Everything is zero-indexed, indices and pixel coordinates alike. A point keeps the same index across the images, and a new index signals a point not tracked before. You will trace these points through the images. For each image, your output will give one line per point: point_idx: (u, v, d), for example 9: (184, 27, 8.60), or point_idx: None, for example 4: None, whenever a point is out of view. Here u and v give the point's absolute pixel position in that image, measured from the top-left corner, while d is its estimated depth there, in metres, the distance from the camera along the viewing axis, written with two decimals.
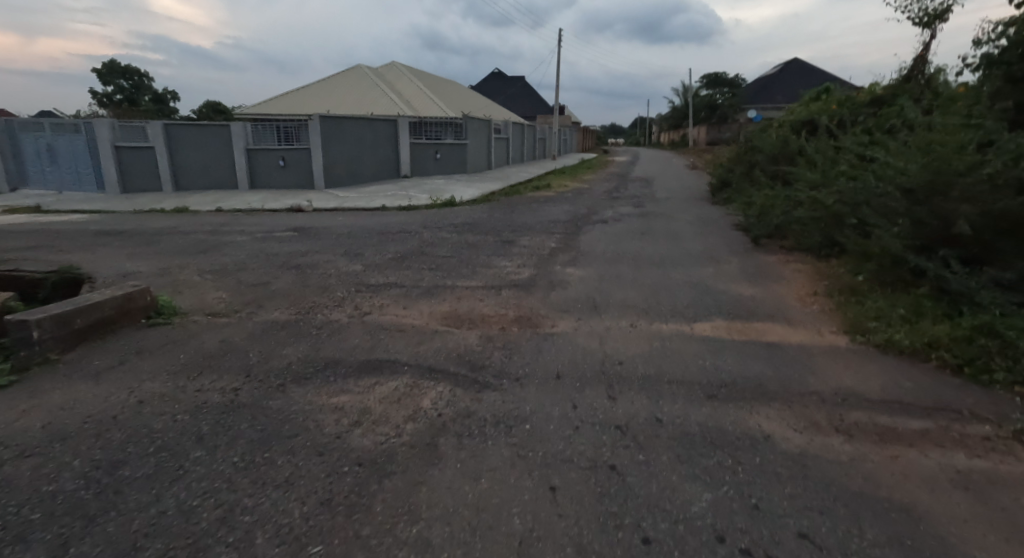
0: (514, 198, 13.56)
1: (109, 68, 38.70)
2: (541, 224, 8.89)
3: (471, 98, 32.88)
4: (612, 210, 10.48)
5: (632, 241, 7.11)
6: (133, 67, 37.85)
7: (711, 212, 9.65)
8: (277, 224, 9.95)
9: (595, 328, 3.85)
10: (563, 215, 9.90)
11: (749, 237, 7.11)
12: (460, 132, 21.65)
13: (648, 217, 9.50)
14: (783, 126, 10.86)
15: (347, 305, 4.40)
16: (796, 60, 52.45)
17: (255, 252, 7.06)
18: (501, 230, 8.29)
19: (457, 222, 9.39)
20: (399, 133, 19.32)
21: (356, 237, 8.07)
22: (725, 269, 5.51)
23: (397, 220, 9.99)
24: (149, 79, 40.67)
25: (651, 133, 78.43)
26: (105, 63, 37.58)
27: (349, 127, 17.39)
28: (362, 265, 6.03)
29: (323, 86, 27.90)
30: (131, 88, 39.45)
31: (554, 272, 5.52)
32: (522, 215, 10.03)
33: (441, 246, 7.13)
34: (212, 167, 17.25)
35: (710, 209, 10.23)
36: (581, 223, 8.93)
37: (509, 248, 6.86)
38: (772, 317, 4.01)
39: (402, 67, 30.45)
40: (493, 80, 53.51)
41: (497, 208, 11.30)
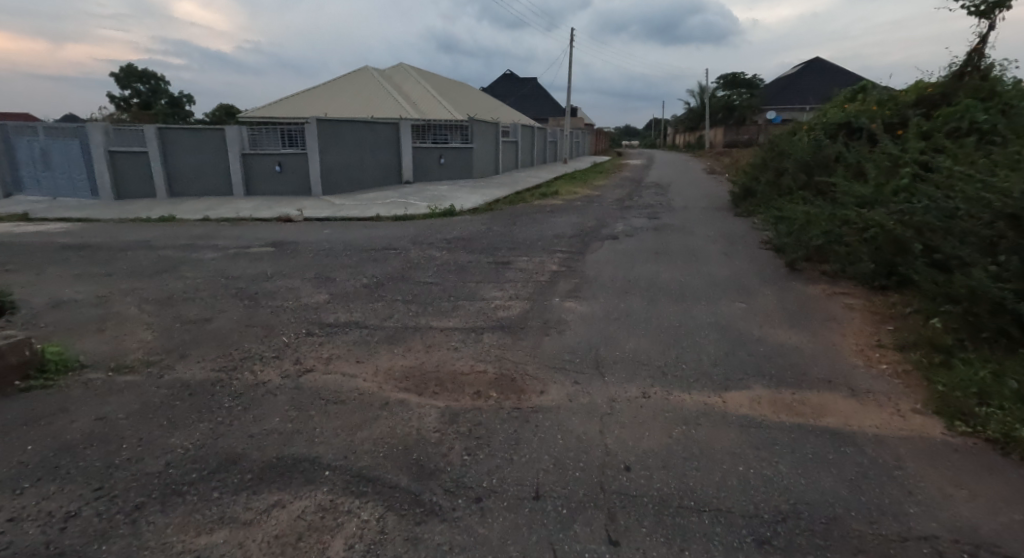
0: (518, 207, 12.68)
1: (126, 73, 38.67)
2: (542, 240, 7.98)
3: (480, 100, 32.08)
4: (622, 223, 9.54)
5: (645, 265, 6.17)
6: (148, 71, 37.75)
7: (733, 227, 8.66)
8: (259, 237, 9.19)
9: (595, 401, 2.93)
10: (568, 229, 8.97)
11: (781, 259, 6.13)
12: (466, 136, 20.85)
13: (663, 232, 8.54)
14: (814, 130, 9.83)
15: (287, 358, 3.53)
16: (816, 60, 51.02)
17: (219, 273, 6.28)
18: (497, 248, 7.40)
19: (451, 236, 8.53)
20: (402, 137, 18.56)
21: (337, 255, 7.26)
22: (759, 305, 4.56)
23: (387, 233, 9.15)
24: (165, 83, 40.63)
25: (666, 136, 77.22)
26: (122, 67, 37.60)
27: (349, 130, 16.65)
28: (329, 295, 5.19)
29: (329, 88, 27.28)
30: (147, 92, 39.39)
31: (549, 308, 4.62)
32: (524, 228, 9.12)
33: (426, 268, 6.28)
34: (207, 173, 16.62)
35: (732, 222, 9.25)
36: (587, 240, 8.00)
37: (502, 272, 5.97)
38: (829, 383, 3.06)
39: (410, 69, 29.80)
40: (505, 82, 52.70)
41: (499, 220, 10.43)
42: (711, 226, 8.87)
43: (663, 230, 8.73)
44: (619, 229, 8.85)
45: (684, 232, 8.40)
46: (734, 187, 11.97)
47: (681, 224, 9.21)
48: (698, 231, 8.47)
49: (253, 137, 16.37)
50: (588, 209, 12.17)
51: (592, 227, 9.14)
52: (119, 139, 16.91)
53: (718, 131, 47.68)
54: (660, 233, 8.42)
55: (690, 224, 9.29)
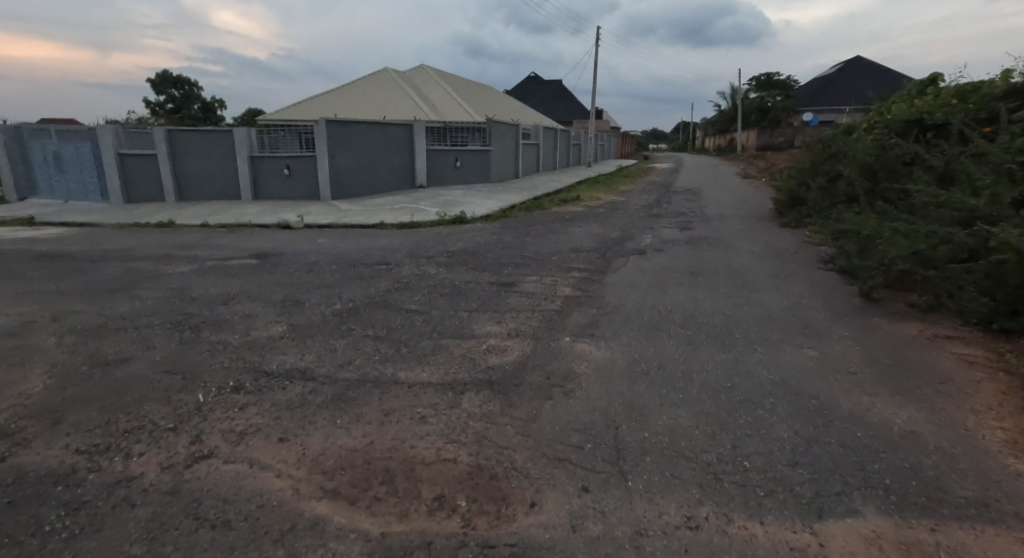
0: (535, 215, 11.69)
1: (160, 79, 38.99)
2: (557, 255, 6.94)
3: (502, 103, 31.22)
4: (651, 235, 8.41)
5: (681, 290, 5.07)
6: (179, 76, 37.91)
7: (781, 242, 7.46)
8: (249, 246, 8.39)
9: (616, 540, 1.88)
10: (589, 242, 7.88)
11: (852, 286, 4.96)
12: (485, 139, 19.95)
13: (697, 246, 7.41)
14: (875, 130, 8.56)
15: (189, 428, 2.58)
16: (858, 60, 49.02)
17: (180, 291, 5.43)
18: (503, 266, 6.39)
19: (456, 249, 7.56)
20: (417, 139, 17.74)
21: (321, 271, 6.36)
22: (839, 357, 3.42)
23: (385, 243, 8.24)
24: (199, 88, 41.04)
25: (694, 140, 75.33)
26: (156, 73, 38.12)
27: (361, 132, 15.89)
28: (290, 325, 4.25)
29: (348, 90, 26.72)
30: (180, 97, 39.71)
31: (556, 354, 3.58)
32: (538, 241, 8.10)
33: (415, 291, 5.30)
34: (215, 176, 16.05)
35: (778, 235, 8.03)
36: (609, 255, 6.93)
37: (504, 298, 4.96)
38: (987, 512, 1.95)
39: (431, 71, 29.18)
40: (529, 84, 51.73)
41: (512, 229, 9.42)
42: (753, 240, 7.69)
43: (699, 244, 7.58)
44: (649, 242, 7.74)
45: (724, 247, 7.23)
46: (778, 194, 10.72)
47: (718, 237, 8.05)
48: (741, 246, 7.29)
49: (262, 139, 15.76)
50: (612, 217, 11.06)
51: (616, 240, 8.05)
52: (129, 142, 16.51)
53: (750, 133, 45.91)
54: (694, 248, 7.27)
55: (728, 236, 8.12)
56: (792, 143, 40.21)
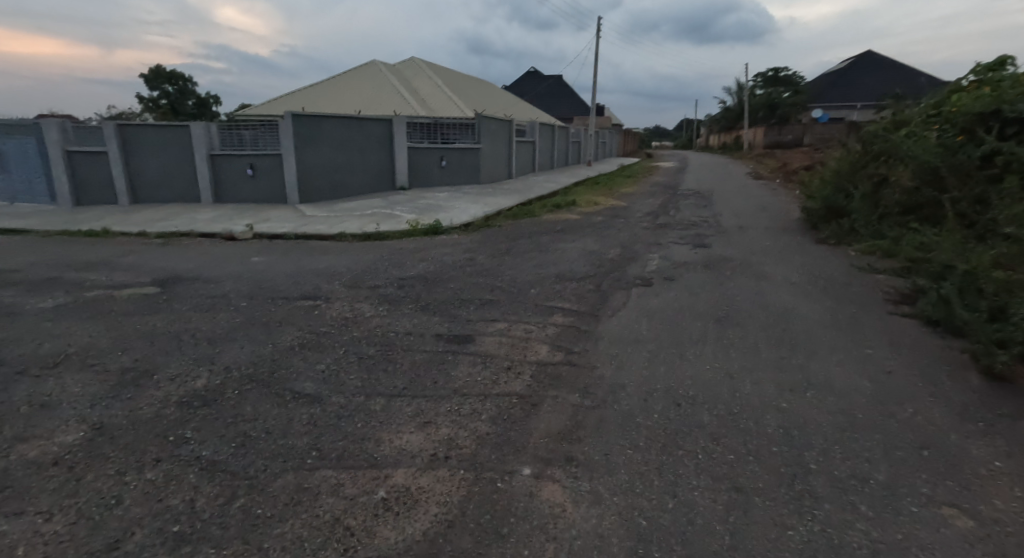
0: (522, 224, 10.18)
1: (153, 74, 37.29)
2: (538, 287, 5.43)
3: (497, 98, 29.64)
4: (656, 255, 6.88)
5: (705, 358, 3.55)
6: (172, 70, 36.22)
7: (821, 269, 5.93)
8: (168, 266, 6.87)
9: None
10: (580, 266, 6.34)
11: (958, 356, 3.42)
12: (473, 136, 18.40)
13: (717, 273, 5.86)
14: (940, 128, 7.01)
15: None
16: (870, 56, 47.84)
17: (4, 347, 3.88)
18: (463, 305, 4.88)
19: (413, 276, 6.05)
20: (397, 136, 16.17)
21: (226, 310, 4.84)
22: (1016, 537, 1.88)
23: (333, 265, 6.73)
24: (193, 84, 39.47)
25: (697, 138, 73.75)
26: (153, 68, 36.60)
27: (333, 128, 14.33)
28: (95, 428, 2.70)
29: (332, 84, 25.17)
30: (173, 93, 38.05)
31: (504, 519, 2.03)
32: (516, 265, 6.57)
33: (329, 349, 3.80)
34: (172, 176, 14.48)
35: (816, 258, 6.49)
36: (604, 287, 5.41)
37: (448, 368, 3.45)
38: None
39: (422, 64, 27.71)
40: (528, 79, 50.18)
41: (491, 246, 7.90)
42: (786, 265, 6.15)
43: (718, 269, 6.05)
44: (655, 267, 6.20)
45: (752, 276, 5.69)
46: (808, 205, 9.17)
47: (742, 258, 6.52)
48: (773, 274, 5.75)
49: (224, 136, 14.22)
50: (610, 228, 9.51)
51: (614, 262, 6.54)
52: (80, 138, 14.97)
53: (756, 131, 44.33)
54: (711, 276, 5.74)
55: (752, 258, 6.58)
56: (801, 141, 38.59)
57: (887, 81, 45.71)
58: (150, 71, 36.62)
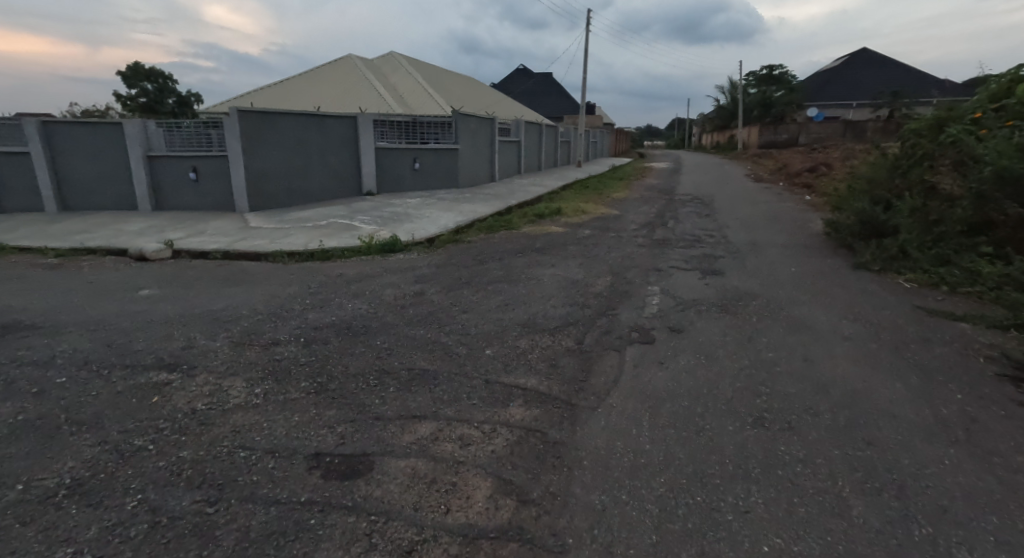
0: (499, 241, 8.72)
1: (131, 71, 35.33)
2: (497, 348, 3.94)
3: (480, 96, 28.10)
4: (656, 291, 5.38)
5: (760, 530, 2.03)
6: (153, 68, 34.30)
7: (878, 319, 4.46)
8: (26, 303, 5.28)
9: None
10: (558, 310, 4.81)
11: None
12: (450, 135, 16.85)
13: (740, 323, 4.36)
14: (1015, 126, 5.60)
15: None
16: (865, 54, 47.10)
17: None
18: (380, 383, 3.35)
19: (335, 324, 4.53)
20: (364, 135, 14.56)
21: (30, 390, 3.26)
22: None
23: (242, 303, 5.20)
24: (174, 82, 37.52)
25: (689, 138, 72.76)
26: (131, 65, 34.59)
27: (287, 126, 12.71)
28: None
29: (304, 79, 23.52)
30: (154, 91, 36.04)
31: None
32: (474, 305, 5.04)
33: (118, 493, 2.24)
34: (105, 180, 12.77)
35: (862, 298, 5.02)
36: (587, 347, 3.94)
37: (305, 554, 1.92)
38: None
39: (402, 60, 26.20)
40: (518, 77, 48.71)
41: (451, 273, 6.42)
42: (828, 311, 4.68)
43: (740, 316, 4.56)
44: (655, 313, 4.68)
45: (789, 330, 4.19)
46: (835, 221, 7.73)
47: (766, 299, 5.05)
48: (816, 326, 4.28)
49: (164, 135, 12.55)
50: (598, 247, 8.05)
51: (601, 303, 5.04)
52: None
53: (750, 131, 43.23)
54: (734, 329, 4.23)
55: (778, 294, 5.13)
56: (796, 142, 37.41)
57: (882, 79, 44.78)
58: (128, 67, 34.60)
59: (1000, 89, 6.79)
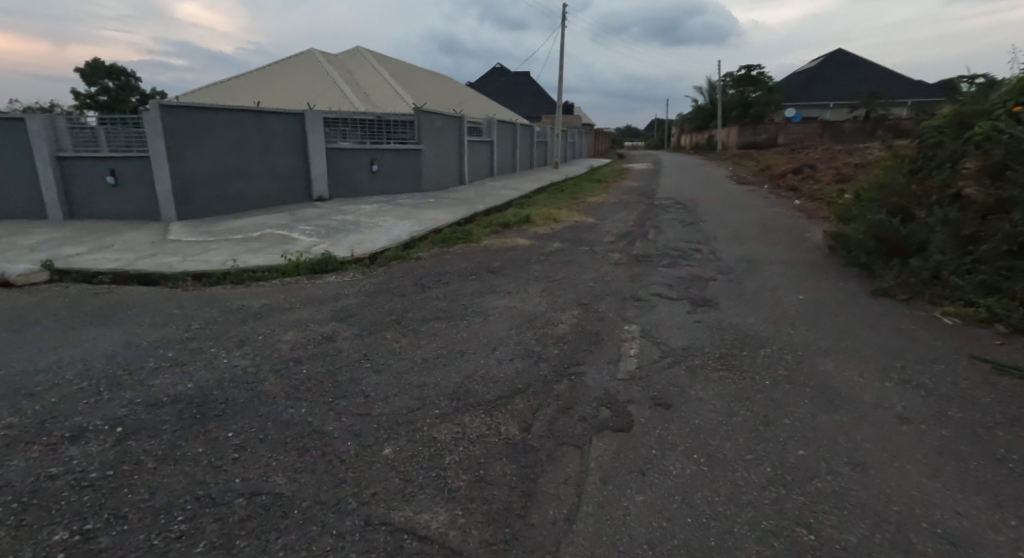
0: (454, 259, 7.49)
1: (90, 68, 33.04)
2: (404, 444, 2.70)
3: (450, 93, 26.77)
4: (634, 340, 4.20)
5: None
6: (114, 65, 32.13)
7: (930, 382, 3.39)
8: None
9: None
10: (503, 373, 3.58)
11: None
12: (412, 136, 15.54)
13: (751, 398, 3.19)
14: None
15: None
16: (841, 55, 47.07)
17: None
18: (192, 531, 2.05)
19: (185, 394, 3.19)
20: (313, 135, 13.16)
21: None
22: None
23: (80, 356, 3.81)
24: (137, 80, 35.23)
25: (668, 139, 72.39)
26: (89, 61, 32.33)
27: (220, 122, 11.22)
28: None
29: (261, 74, 21.89)
30: (114, 89, 33.77)
31: None
32: (394, 360, 3.80)
33: None
34: (8, 184, 11.11)
35: (897, 348, 3.95)
36: (536, 443, 2.73)
37: None
38: None
39: (368, 55, 24.75)
40: (495, 76, 47.46)
41: (383, 307, 5.17)
42: (861, 370, 3.56)
43: (748, 381, 3.38)
44: (633, 377, 3.49)
45: (818, 409, 3.04)
46: (840, 232, 6.69)
47: (777, 350, 3.90)
48: (852, 400, 3.14)
49: (75, 133, 10.95)
50: (568, 266, 6.87)
51: (562, 360, 3.83)
52: None
53: (730, 131, 42.69)
54: (743, 408, 3.06)
55: (788, 344, 4.01)
56: (775, 142, 36.85)
57: (858, 80, 44.79)
58: (86, 63, 32.37)
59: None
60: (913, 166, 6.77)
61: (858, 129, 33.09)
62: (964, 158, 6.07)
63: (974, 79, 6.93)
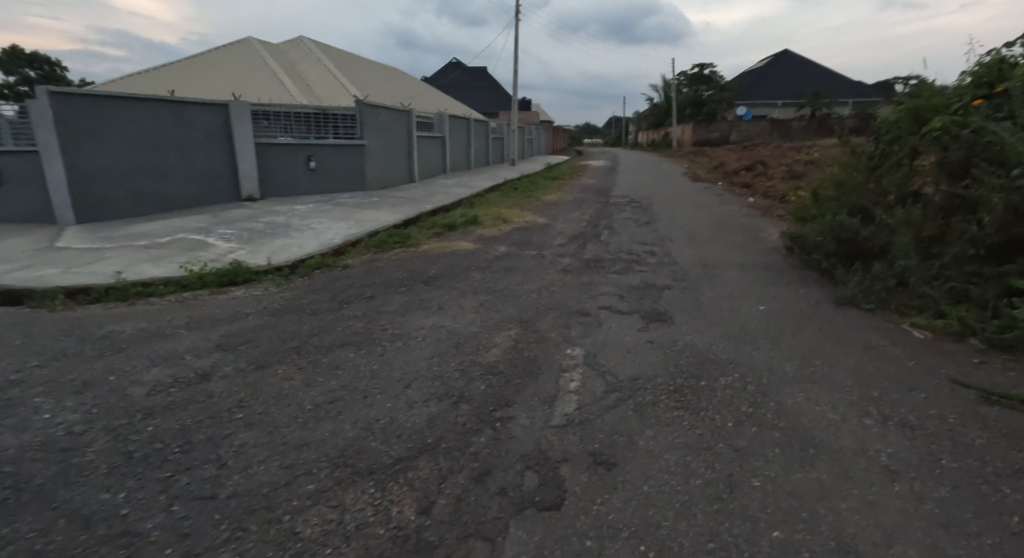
0: (388, 267, 6.72)
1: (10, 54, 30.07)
2: (250, 545, 1.97)
3: (400, 86, 25.65)
4: (576, 369, 3.56)
5: None
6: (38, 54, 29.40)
7: (914, 419, 2.87)
8: None
9: None
10: (410, 425, 2.86)
11: None
12: (354, 130, 14.55)
13: (711, 451, 2.59)
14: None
15: None
16: (789, 55, 48.39)
17: None
18: None
19: None
20: (240, 129, 12.04)
21: None
22: None
23: None
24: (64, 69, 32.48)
25: (625, 136, 73.03)
26: (10, 50, 29.18)
27: (127, 113, 10.01)
28: None
29: (191, 63, 20.28)
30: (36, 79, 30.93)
31: None
32: (275, 408, 3.02)
33: None
34: None
35: (871, 372, 3.45)
36: (433, 534, 2.04)
37: None
38: None
39: (311, 45, 23.43)
40: (450, 71, 46.45)
41: (287, 330, 4.36)
42: (836, 404, 3.04)
43: (707, 426, 2.81)
44: (572, 426, 2.84)
45: (791, 466, 2.46)
46: (798, 234, 6.28)
47: (739, 381, 3.33)
48: (830, 451, 2.58)
49: None
50: (512, 274, 6.22)
51: (487, 401, 3.14)
52: None
53: (684, 129, 43.14)
54: (702, 467, 2.45)
55: (750, 370, 3.48)
56: (727, 139, 37.33)
57: (805, 80, 46.13)
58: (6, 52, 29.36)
59: (987, 70, 5.58)
60: (871, 163, 6.42)
61: (805, 127, 33.84)
62: (923, 155, 5.74)
63: (908, 80, 6.86)
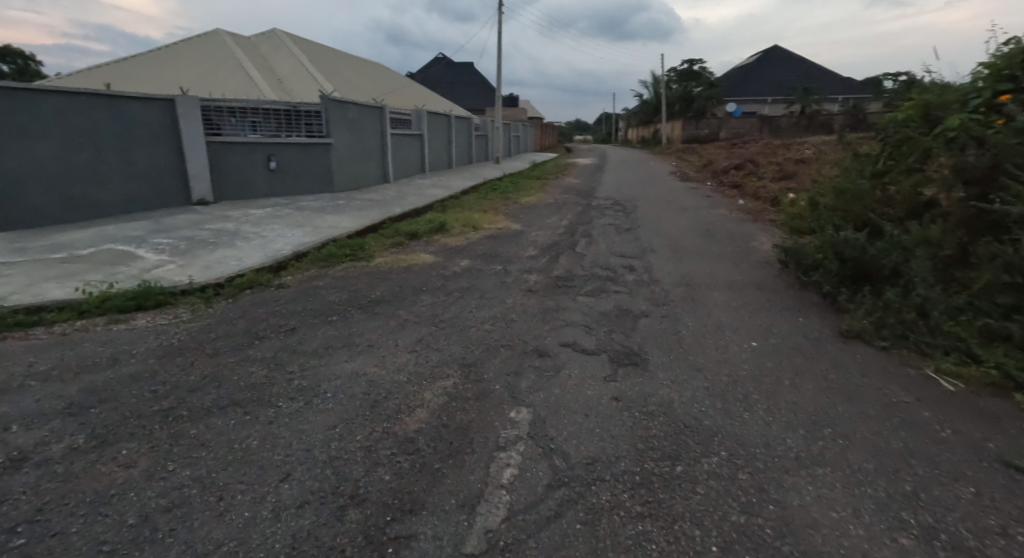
0: (329, 287, 5.85)
1: None
2: None
3: (378, 82, 24.69)
4: (515, 446, 2.73)
5: None
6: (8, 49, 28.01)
7: (965, 535, 2.09)
8: None
9: None
10: (263, 555, 2.01)
11: None
12: (319, 128, 13.61)
13: None
14: None
15: None
16: (779, 51, 47.96)
17: None
18: None
19: None
20: (190, 126, 11.07)
21: None
22: None
23: None
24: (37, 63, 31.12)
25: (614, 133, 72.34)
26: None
27: (56, 108, 8.99)
28: None
29: (153, 56, 19.12)
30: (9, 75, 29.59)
31: None
32: (82, 523, 2.15)
33: None
34: None
35: (896, 448, 2.67)
36: None
37: None
38: None
39: (283, 38, 22.35)
40: (435, 66, 45.39)
41: (166, 383, 3.47)
42: (858, 508, 2.25)
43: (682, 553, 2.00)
44: (492, 555, 2.01)
45: None
46: (794, 249, 5.50)
47: (726, 467, 2.52)
48: None
49: None
50: (467, 296, 5.37)
51: (385, 505, 2.30)
52: None
53: (673, 125, 42.47)
54: None
55: (740, 448, 2.67)
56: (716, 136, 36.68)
57: (795, 76, 45.67)
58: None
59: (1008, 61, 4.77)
60: (876, 169, 5.65)
61: (795, 123, 33.31)
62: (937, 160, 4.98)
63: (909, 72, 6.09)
